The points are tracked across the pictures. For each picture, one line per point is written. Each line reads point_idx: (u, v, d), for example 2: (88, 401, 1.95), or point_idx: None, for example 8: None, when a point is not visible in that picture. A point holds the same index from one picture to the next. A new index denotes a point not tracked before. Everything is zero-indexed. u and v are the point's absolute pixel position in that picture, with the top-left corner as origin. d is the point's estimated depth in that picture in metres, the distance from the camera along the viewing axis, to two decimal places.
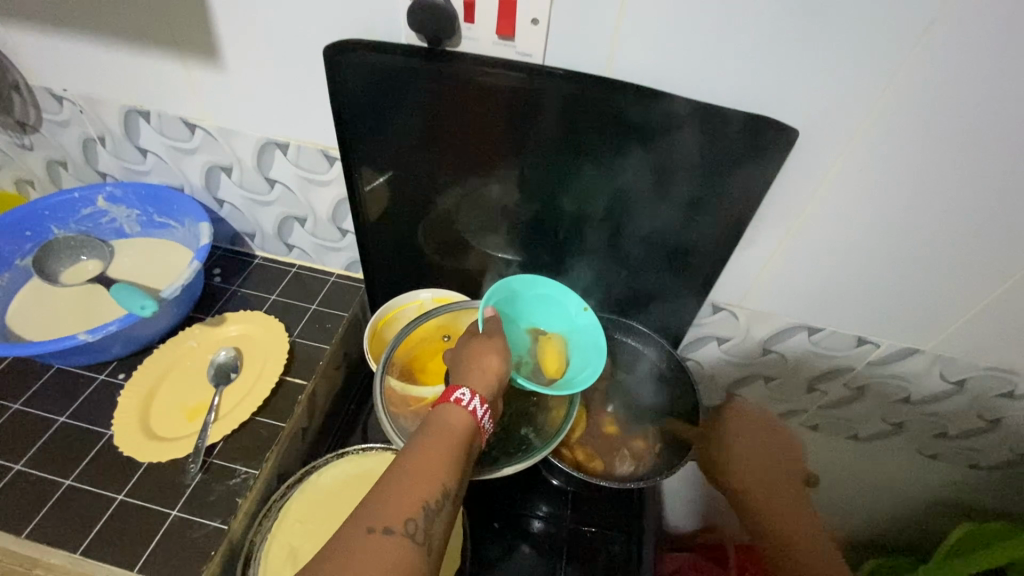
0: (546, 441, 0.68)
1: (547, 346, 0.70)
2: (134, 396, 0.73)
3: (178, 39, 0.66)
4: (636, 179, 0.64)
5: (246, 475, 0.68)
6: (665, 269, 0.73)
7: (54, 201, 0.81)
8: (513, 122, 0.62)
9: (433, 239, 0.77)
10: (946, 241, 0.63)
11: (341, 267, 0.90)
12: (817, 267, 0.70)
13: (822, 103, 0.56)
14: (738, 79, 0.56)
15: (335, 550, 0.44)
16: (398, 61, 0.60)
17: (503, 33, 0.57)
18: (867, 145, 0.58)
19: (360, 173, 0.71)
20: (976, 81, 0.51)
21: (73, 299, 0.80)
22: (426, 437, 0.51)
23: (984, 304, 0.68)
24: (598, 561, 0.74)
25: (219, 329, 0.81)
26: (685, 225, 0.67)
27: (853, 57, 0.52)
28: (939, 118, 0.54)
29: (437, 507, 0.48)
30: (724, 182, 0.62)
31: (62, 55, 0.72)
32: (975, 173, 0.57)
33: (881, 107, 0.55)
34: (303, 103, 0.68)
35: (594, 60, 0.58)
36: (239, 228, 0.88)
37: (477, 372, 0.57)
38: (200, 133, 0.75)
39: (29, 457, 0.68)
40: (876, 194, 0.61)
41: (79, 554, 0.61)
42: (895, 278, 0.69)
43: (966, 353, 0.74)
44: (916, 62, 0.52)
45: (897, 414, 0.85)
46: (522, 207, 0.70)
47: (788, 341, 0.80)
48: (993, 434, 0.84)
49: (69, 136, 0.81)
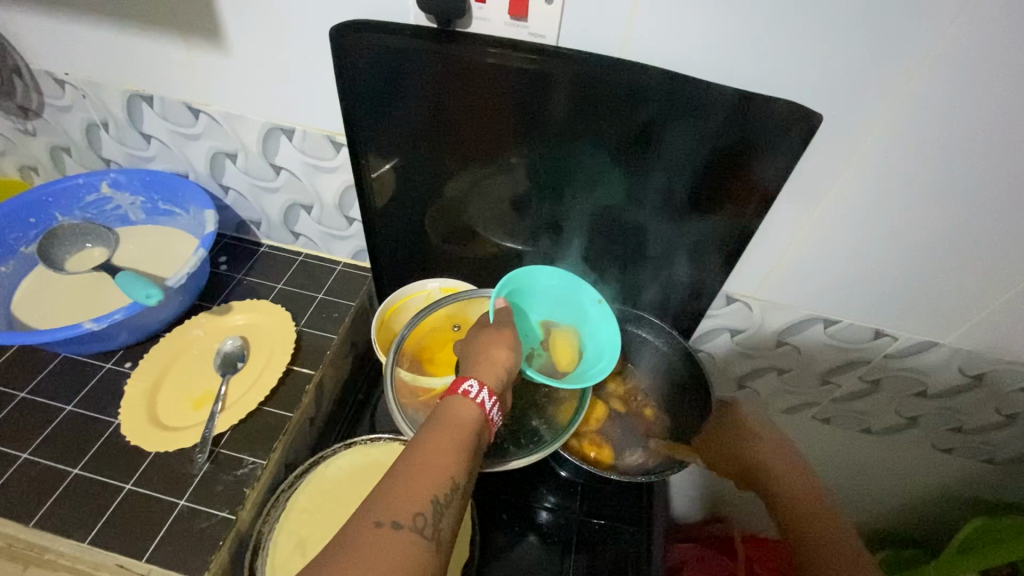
0: (556, 436, 0.67)
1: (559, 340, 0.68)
2: (141, 385, 0.72)
3: (180, 20, 0.64)
4: (650, 167, 0.63)
5: (254, 465, 0.67)
6: (678, 260, 0.71)
7: (58, 188, 0.81)
8: (523, 106, 0.61)
9: (441, 227, 0.75)
10: (971, 232, 0.61)
11: (348, 256, 0.89)
12: (835, 259, 0.68)
13: (845, 88, 0.54)
14: (758, 63, 0.54)
15: (342, 545, 0.42)
16: (405, 42, 0.58)
17: (516, 13, 0.55)
18: (892, 132, 0.56)
19: (367, 160, 0.69)
20: (1008, 66, 0.49)
21: (79, 286, 0.79)
22: (433, 430, 0.50)
23: (1006, 298, 0.67)
24: (606, 553, 0.73)
25: (225, 318, 0.80)
26: (701, 214, 0.65)
27: (881, 40, 0.50)
28: (969, 103, 0.52)
29: (445, 502, 0.46)
30: (742, 171, 0.60)
31: (62, 38, 0.71)
32: (1002, 162, 0.55)
33: (909, 93, 0.53)
34: (309, 88, 0.67)
35: (609, 42, 0.57)
36: (245, 216, 0.87)
37: (486, 364, 0.56)
38: (203, 119, 0.74)
39: (36, 447, 0.67)
40: (900, 183, 0.59)
41: (87, 544, 0.61)
42: (916, 270, 0.67)
43: (985, 346, 0.72)
44: (948, 44, 0.49)
45: (912, 407, 0.84)
46: (533, 196, 0.69)
47: (803, 333, 0.78)
48: (1010, 429, 0.82)
49: (72, 121, 0.80)
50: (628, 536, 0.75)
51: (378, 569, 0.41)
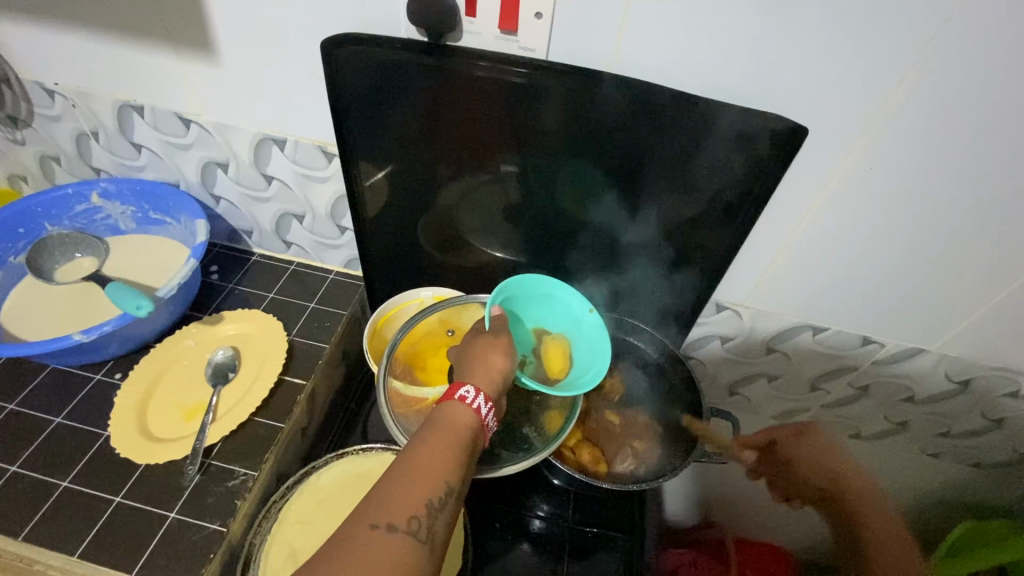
0: (547, 442, 0.67)
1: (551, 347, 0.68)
2: (131, 397, 0.72)
3: (171, 31, 0.64)
4: (643, 182, 0.63)
5: (246, 476, 0.67)
6: (669, 270, 0.72)
7: (48, 197, 0.80)
8: (515, 118, 0.61)
9: (434, 237, 0.76)
10: (957, 240, 0.62)
11: (340, 264, 0.89)
12: (823, 267, 0.69)
13: (828, 102, 0.55)
14: (744, 77, 0.55)
15: (336, 547, 0.42)
16: (397, 54, 0.58)
17: (506, 27, 0.56)
18: (874, 147, 0.57)
19: (359, 169, 0.69)
20: (990, 77, 0.50)
21: (68, 297, 0.79)
22: (429, 435, 0.50)
23: (991, 306, 0.68)
24: (599, 561, 0.74)
25: (217, 328, 0.80)
26: (693, 225, 0.66)
27: (867, 53, 0.51)
28: (952, 114, 0.53)
29: (440, 505, 0.46)
30: (731, 184, 0.61)
31: (54, 49, 0.71)
32: (979, 173, 0.56)
33: (888, 110, 0.54)
34: (301, 99, 0.67)
35: (599, 57, 0.57)
36: (236, 225, 0.87)
37: (482, 371, 0.56)
38: (193, 129, 0.74)
39: (25, 459, 0.67)
40: (886, 193, 0.60)
41: (76, 557, 0.60)
42: (903, 278, 0.68)
43: (971, 354, 0.73)
44: (928, 61, 0.50)
45: (900, 413, 0.85)
46: (525, 207, 0.69)
47: (792, 340, 0.79)
48: (996, 433, 0.83)
49: (62, 131, 0.80)
50: (621, 544, 0.75)
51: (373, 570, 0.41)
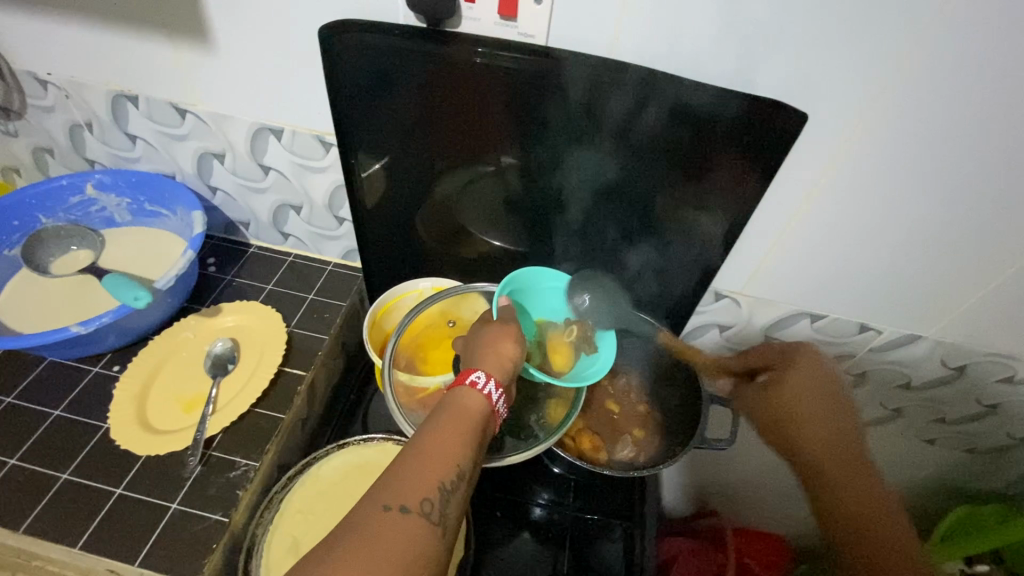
0: (550, 433, 0.67)
1: (574, 338, 0.67)
2: (130, 388, 0.71)
3: (165, 17, 0.64)
4: (643, 171, 0.63)
5: (247, 467, 0.67)
6: (667, 261, 0.72)
7: (41, 189, 0.79)
8: (514, 107, 0.61)
9: (432, 227, 0.76)
10: (951, 228, 0.63)
11: (338, 256, 0.88)
12: (819, 253, 0.69)
13: (827, 89, 0.55)
14: (743, 64, 0.55)
15: (351, 528, 0.42)
16: (395, 40, 0.58)
17: (506, 13, 0.56)
18: (873, 133, 0.57)
19: (356, 158, 0.69)
20: (987, 65, 0.50)
21: (64, 289, 0.78)
22: (440, 420, 0.50)
23: (987, 292, 0.68)
24: (599, 549, 0.74)
25: (215, 320, 0.79)
26: (689, 212, 0.66)
27: (865, 38, 0.51)
28: (949, 102, 0.53)
29: (452, 488, 0.46)
30: (732, 172, 0.61)
31: (45, 38, 0.70)
32: (976, 157, 0.57)
33: (887, 95, 0.54)
34: (297, 87, 0.66)
35: (598, 45, 0.58)
36: (233, 217, 0.86)
37: (492, 357, 0.56)
38: (190, 119, 0.73)
39: (23, 452, 0.66)
40: (884, 178, 0.60)
41: (77, 549, 0.60)
42: (898, 267, 0.68)
43: (966, 339, 0.74)
44: (926, 49, 0.51)
45: (896, 400, 0.85)
46: (523, 198, 0.69)
47: (790, 328, 0.80)
48: (991, 419, 0.84)
49: (55, 121, 0.79)
50: (621, 531, 0.76)
51: (386, 552, 0.41)
